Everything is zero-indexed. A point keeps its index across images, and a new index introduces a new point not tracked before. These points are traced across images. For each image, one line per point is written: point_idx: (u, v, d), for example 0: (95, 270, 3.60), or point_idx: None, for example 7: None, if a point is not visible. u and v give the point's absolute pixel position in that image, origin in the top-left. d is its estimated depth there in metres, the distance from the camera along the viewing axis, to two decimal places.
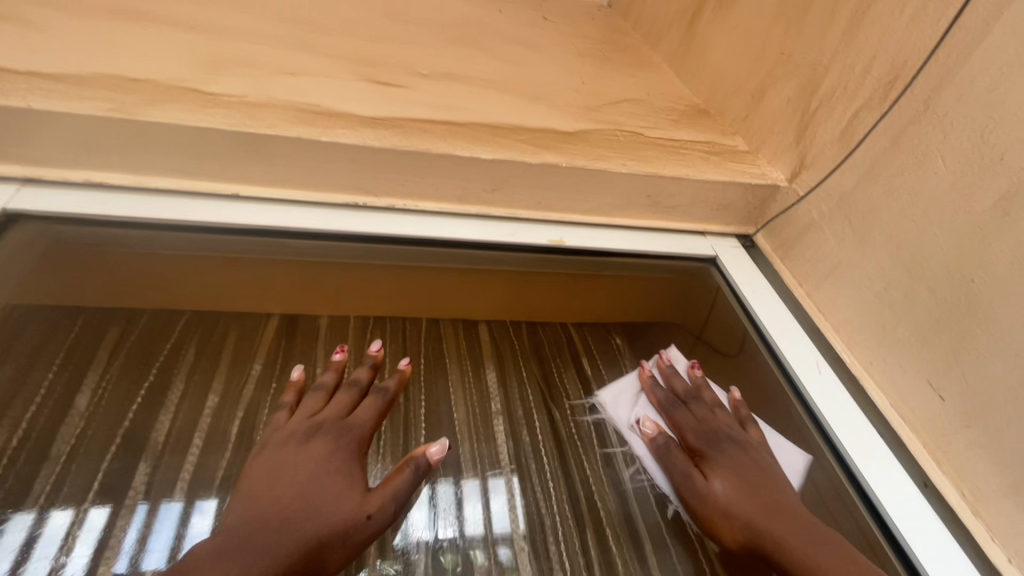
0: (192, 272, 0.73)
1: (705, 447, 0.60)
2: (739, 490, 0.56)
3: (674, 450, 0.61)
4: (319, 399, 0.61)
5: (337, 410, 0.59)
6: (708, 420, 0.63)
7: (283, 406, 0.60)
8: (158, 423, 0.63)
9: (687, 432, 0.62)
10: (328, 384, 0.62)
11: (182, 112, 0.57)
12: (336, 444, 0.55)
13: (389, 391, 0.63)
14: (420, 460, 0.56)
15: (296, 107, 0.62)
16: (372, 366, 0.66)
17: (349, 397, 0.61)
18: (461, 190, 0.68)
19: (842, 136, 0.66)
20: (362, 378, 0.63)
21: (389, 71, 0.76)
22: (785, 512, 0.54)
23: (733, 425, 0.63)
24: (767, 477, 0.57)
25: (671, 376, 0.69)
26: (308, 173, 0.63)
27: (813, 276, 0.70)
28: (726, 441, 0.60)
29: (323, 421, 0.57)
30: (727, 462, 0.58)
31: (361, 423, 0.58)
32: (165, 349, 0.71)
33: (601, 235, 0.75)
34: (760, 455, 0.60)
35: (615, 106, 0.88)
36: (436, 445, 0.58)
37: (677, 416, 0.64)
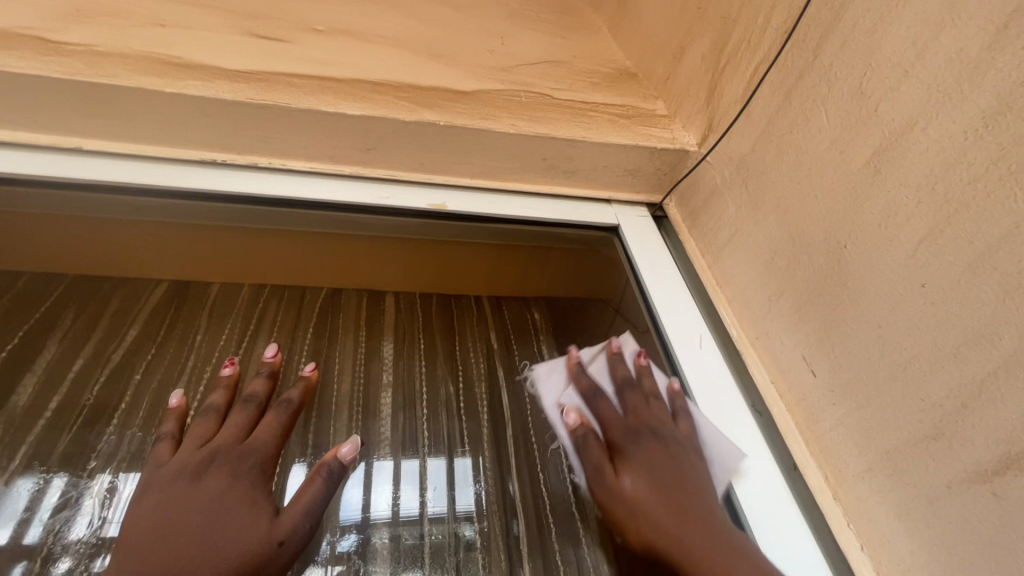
0: (71, 234, 0.69)
1: (621, 438, 0.51)
2: (650, 488, 0.47)
3: (591, 444, 0.51)
4: (212, 423, 0.52)
5: (230, 436, 0.51)
6: (637, 409, 0.53)
7: (164, 436, 0.51)
8: (20, 389, 0.61)
9: (610, 422, 0.52)
10: (219, 406, 0.54)
11: (14, 60, 0.54)
12: (236, 474, 0.47)
13: (293, 402, 0.55)
14: (331, 466, 0.50)
15: (148, 58, 0.59)
16: (270, 374, 0.58)
17: (246, 416, 0.53)
18: (335, 149, 0.65)
19: (744, 94, 0.61)
20: (259, 393, 0.55)
21: (276, 25, 0.73)
22: (700, 515, 0.45)
23: (665, 416, 0.53)
24: (685, 473, 0.48)
25: (617, 360, 0.58)
26: (163, 129, 0.60)
27: (714, 245, 0.66)
28: (649, 431, 0.51)
29: (216, 451, 0.49)
30: (642, 456, 0.49)
31: (263, 446, 0.50)
32: (41, 311, 0.68)
33: (495, 201, 0.72)
34: (683, 450, 0.50)
35: (531, 66, 0.83)
36: (348, 445, 0.53)
37: (598, 406, 0.54)
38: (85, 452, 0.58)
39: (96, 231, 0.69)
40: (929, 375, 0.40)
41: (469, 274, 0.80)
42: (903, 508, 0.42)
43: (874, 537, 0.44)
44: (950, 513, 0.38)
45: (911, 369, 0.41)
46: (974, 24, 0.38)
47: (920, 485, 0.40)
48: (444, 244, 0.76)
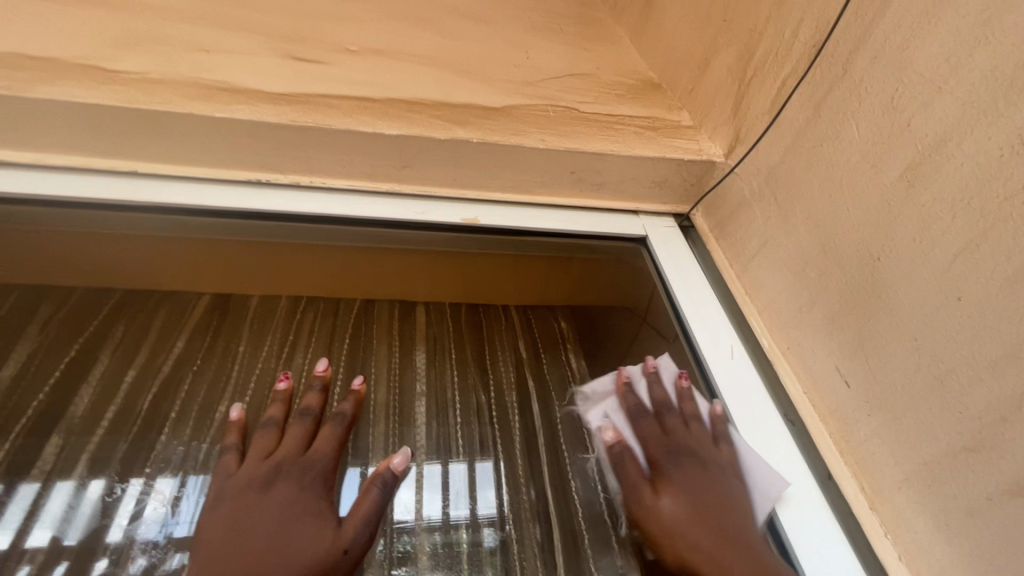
0: (118, 249, 0.71)
1: (662, 459, 0.53)
2: (687, 512, 0.49)
3: (629, 460, 0.54)
4: (273, 435, 0.55)
5: (292, 448, 0.53)
6: (676, 431, 0.55)
7: (228, 448, 0.54)
8: (77, 398, 0.65)
9: (650, 441, 0.54)
10: (278, 418, 0.56)
11: (76, 88, 0.57)
12: (301, 486, 0.50)
13: (347, 416, 0.57)
14: (385, 476, 0.53)
15: (197, 84, 0.62)
16: (322, 388, 0.59)
17: (304, 429, 0.55)
18: (371, 166, 0.67)
19: (772, 106, 0.62)
20: (314, 406, 0.57)
21: (312, 47, 0.76)
22: (738, 537, 0.47)
23: (707, 439, 0.54)
24: (721, 497, 0.50)
25: (655, 381, 0.59)
26: (209, 150, 0.63)
27: (742, 255, 0.67)
28: (689, 454, 0.53)
29: (281, 463, 0.51)
30: (681, 477, 0.51)
31: (324, 458, 0.53)
32: (96, 321, 0.72)
33: (525, 214, 0.73)
34: (722, 473, 0.51)
35: (556, 80, 0.84)
36: (398, 456, 0.54)
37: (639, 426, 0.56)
38: (128, 458, 0.61)
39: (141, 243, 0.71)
40: (968, 388, 0.40)
41: (498, 285, 0.82)
42: (942, 518, 0.42)
43: (912, 546, 0.45)
44: (989, 524, 0.39)
45: (947, 381, 0.42)
46: (1007, 42, 0.39)
47: (958, 496, 0.41)
48: (474, 258, 0.78)
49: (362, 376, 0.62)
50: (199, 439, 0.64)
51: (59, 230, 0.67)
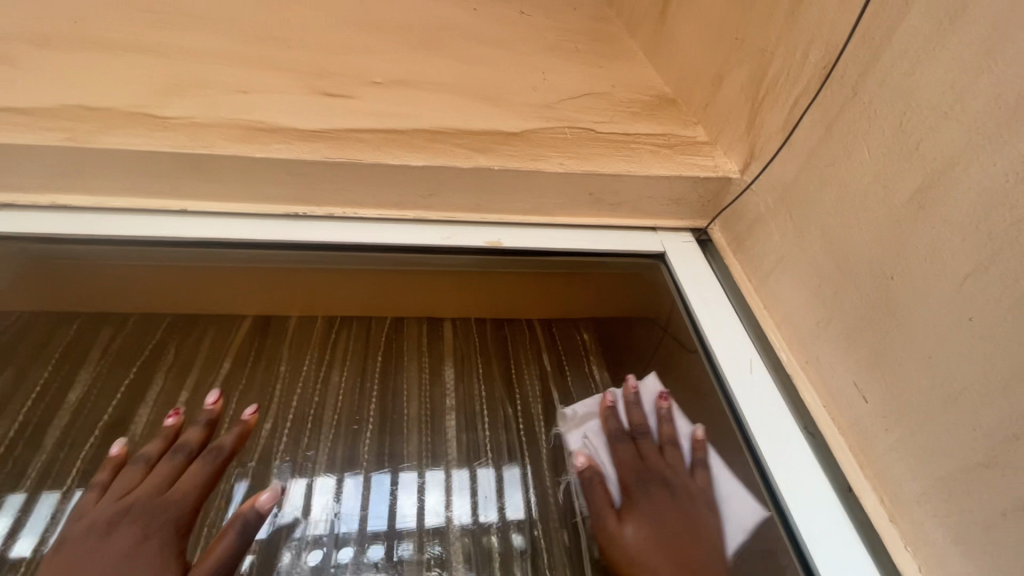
0: (162, 276, 0.74)
1: (634, 487, 0.58)
2: (648, 540, 0.54)
3: (597, 486, 0.59)
4: (140, 472, 0.59)
5: (152, 487, 0.58)
6: (652, 461, 0.60)
7: (96, 485, 0.59)
8: (137, 416, 0.71)
9: (625, 469, 0.60)
10: (151, 456, 0.61)
11: (130, 137, 0.62)
12: (147, 530, 0.54)
13: (224, 451, 0.62)
14: (248, 515, 0.56)
15: (239, 126, 0.66)
16: (207, 423, 0.65)
17: (172, 467, 0.60)
18: (399, 196, 0.70)
19: (784, 125, 0.64)
20: (191, 442, 0.62)
21: (340, 82, 0.80)
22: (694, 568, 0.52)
23: (677, 468, 0.60)
24: (688, 525, 0.55)
25: (633, 408, 0.65)
26: (248, 187, 0.66)
27: (759, 271, 0.68)
28: (658, 481, 0.59)
29: (131, 504, 0.56)
30: (648, 508, 0.57)
31: (179, 500, 0.57)
32: (150, 345, 0.78)
33: (547, 235, 0.74)
34: (687, 501, 0.57)
35: (572, 101, 0.87)
36: (266, 494, 0.58)
37: (617, 451, 0.62)
38: None
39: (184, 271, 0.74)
40: (980, 407, 0.42)
41: (523, 302, 0.87)
42: (959, 531, 0.43)
43: (934, 560, 0.46)
44: (1005, 539, 0.40)
45: (962, 399, 0.43)
46: (1007, 73, 0.40)
47: (976, 511, 0.42)
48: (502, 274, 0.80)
49: (254, 407, 0.68)
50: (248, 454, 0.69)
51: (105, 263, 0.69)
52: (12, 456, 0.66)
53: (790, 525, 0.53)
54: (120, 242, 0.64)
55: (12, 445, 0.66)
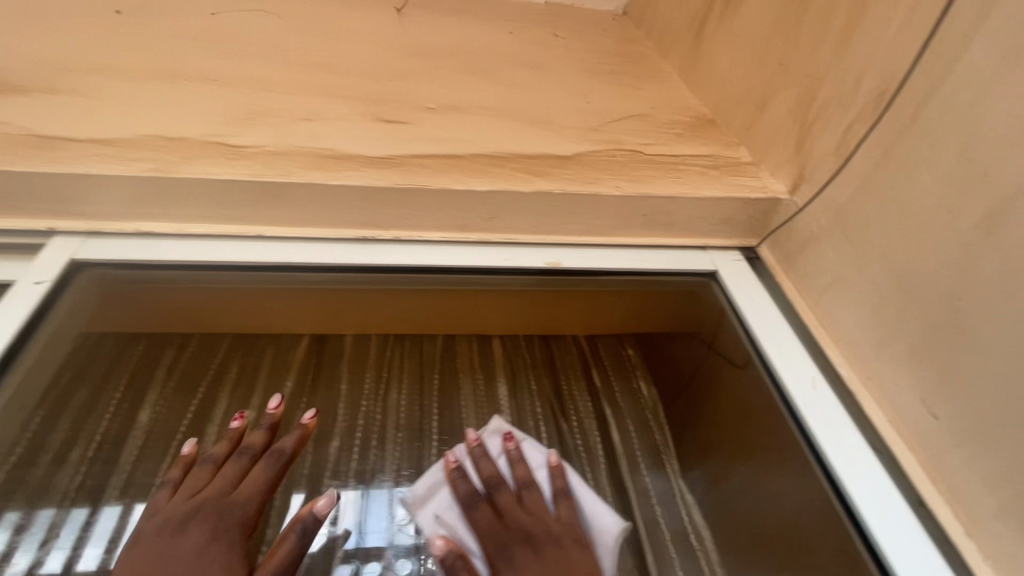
0: (220, 303, 0.74)
1: (495, 556, 0.55)
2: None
3: (460, 568, 0.53)
4: (206, 473, 0.60)
5: (219, 487, 0.58)
6: (510, 516, 0.58)
7: (168, 483, 0.60)
8: (206, 432, 0.74)
9: (484, 533, 0.57)
10: (218, 456, 0.62)
11: (212, 166, 0.64)
12: (216, 529, 0.54)
13: (285, 454, 0.62)
14: (306, 519, 0.56)
15: (311, 154, 0.69)
16: (270, 427, 0.65)
17: (237, 467, 0.61)
18: (462, 219, 0.72)
19: (838, 149, 0.66)
20: (255, 444, 0.63)
21: (397, 108, 0.83)
22: None
23: (534, 521, 0.58)
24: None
25: (480, 460, 0.63)
26: (319, 212, 0.68)
27: (813, 289, 0.70)
28: (518, 540, 0.56)
29: (202, 502, 0.56)
30: (516, 572, 0.53)
31: (244, 502, 0.57)
32: (214, 366, 0.81)
33: (603, 254, 0.76)
34: (556, 553, 0.55)
35: (616, 123, 0.90)
36: (323, 499, 0.58)
37: (474, 519, 0.59)
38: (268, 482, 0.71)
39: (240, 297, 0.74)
40: None
41: (572, 317, 0.89)
42: None
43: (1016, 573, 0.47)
44: None
45: None
46: None
47: None
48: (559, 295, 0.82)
49: (315, 411, 0.68)
50: (318, 470, 0.73)
51: (178, 289, 0.70)
52: (95, 470, 0.68)
53: (869, 540, 0.54)
54: (202, 268, 0.66)
55: (91, 462, 0.68)
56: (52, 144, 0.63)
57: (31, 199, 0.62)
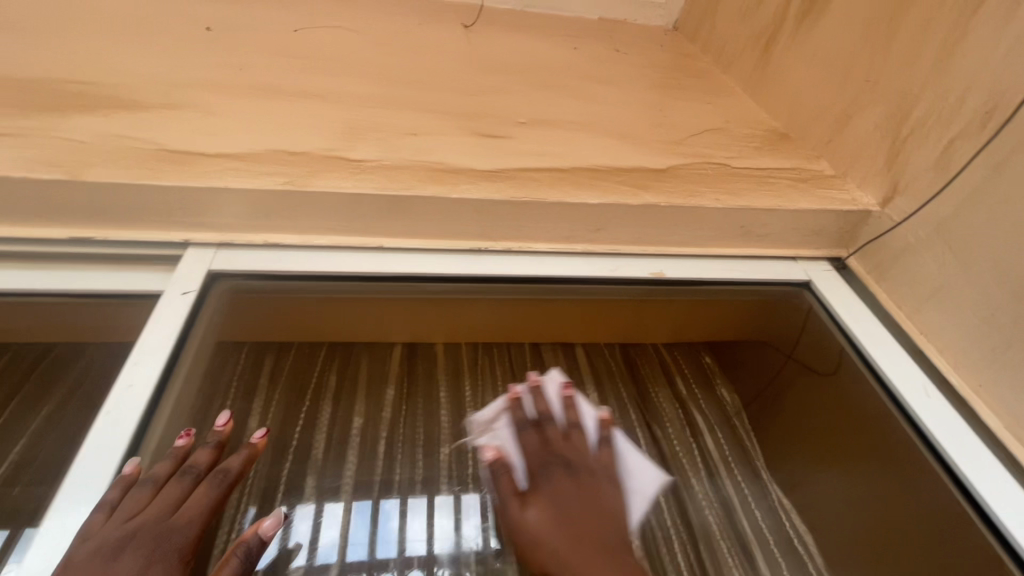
0: (329, 309, 0.77)
1: (537, 473, 0.60)
2: (553, 521, 0.57)
3: (504, 475, 0.60)
4: (146, 493, 0.50)
5: (158, 510, 0.50)
6: (554, 444, 0.63)
7: (102, 503, 0.48)
8: (315, 440, 0.76)
9: (528, 454, 0.62)
10: (157, 476, 0.52)
11: (339, 180, 0.66)
12: (152, 559, 0.47)
13: (231, 474, 0.56)
14: (251, 542, 0.55)
15: (426, 168, 0.71)
16: (216, 445, 0.58)
17: (179, 490, 0.52)
18: (571, 231, 0.74)
19: (937, 164, 0.69)
20: (200, 464, 0.55)
21: (491, 122, 0.85)
22: (602, 550, 0.55)
23: (576, 452, 0.63)
24: (593, 504, 0.59)
25: (541, 394, 0.67)
26: (438, 225, 0.71)
27: (912, 298, 0.72)
28: (561, 466, 0.61)
29: (139, 529, 0.47)
30: (551, 491, 0.59)
31: (185, 528, 0.50)
32: (314, 375, 0.83)
33: (701, 265, 0.79)
34: (589, 482, 0.61)
35: (698, 137, 0.93)
36: (270, 519, 0.57)
37: (522, 441, 0.63)
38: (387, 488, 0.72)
39: (349, 305, 0.77)
40: None
41: (654, 327, 0.92)
42: None
43: None
44: None
45: None
46: None
47: None
48: (653, 303, 0.84)
49: (263, 432, 0.64)
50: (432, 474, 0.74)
51: (299, 296, 0.72)
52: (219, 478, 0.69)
53: (1007, 540, 0.56)
54: (329, 278, 0.69)
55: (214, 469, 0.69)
56: (187, 158, 0.65)
57: (170, 212, 0.64)
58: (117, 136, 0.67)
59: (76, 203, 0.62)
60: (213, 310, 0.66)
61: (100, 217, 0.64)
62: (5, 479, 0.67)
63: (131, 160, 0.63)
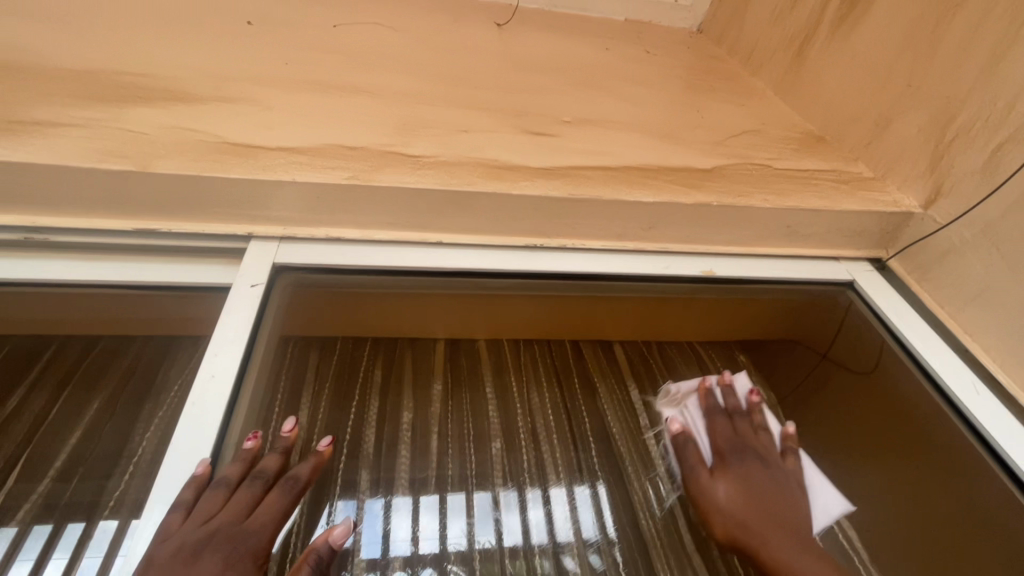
0: (383, 304, 0.78)
1: (728, 453, 0.65)
2: (739, 496, 0.62)
3: (690, 446, 0.67)
4: (220, 496, 0.50)
5: (235, 513, 0.50)
6: (746, 436, 0.67)
7: (178, 503, 0.49)
8: (366, 434, 0.75)
9: (719, 437, 0.67)
10: (232, 479, 0.51)
11: (402, 175, 0.67)
12: (230, 558, 0.46)
13: (300, 483, 0.56)
14: (321, 550, 0.54)
15: (484, 164, 0.71)
16: (283, 451, 0.57)
17: (252, 494, 0.52)
18: (623, 229, 0.75)
19: (985, 168, 0.70)
20: (269, 470, 0.55)
21: (539, 120, 0.86)
22: (784, 525, 0.59)
23: (768, 445, 0.67)
24: (778, 488, 0.62)
25: (729, 393, 0.72)
26: (496, 221, 0.72)
27: (957, 298, 0.74)
28: (752, 454, 0.65)
29: (217, 531, 0.47)
30: (741, 470, 0.64)
31: (258, 532, 0.50)
32: (360, 372, 0.82)
33: (748, 264, 0.81)
34: (778, 472, 0.64)
35: (738, 138, 0.94)
36: (340, 528, 0.56)
37: (714, 424, 0.68)
38: (441, 483, 0.72)
39: (403, 301, 0.78)
40: None
41: (690, 325, 0.92)
42: None
43: None
44: None
45: None
46: None
47: None
48: (699, 301, 0.86)
49: (330, 440, 0.63)
50: (484, 469, 0.75)
51: (361, 290, 0.74)
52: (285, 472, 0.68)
53: None
54: (393, 275, 0.71)
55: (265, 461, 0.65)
56: (249, 151, 0.65)
57: (235, 204, 0.65)
58: (177, 127, 0.67)
59: (142, 195, 0.62)
60: (279, 303, 0.68)
61: (165, 210, 0.64)
62: (60, 474, 0.65)
63: (195, 152, 0.63)
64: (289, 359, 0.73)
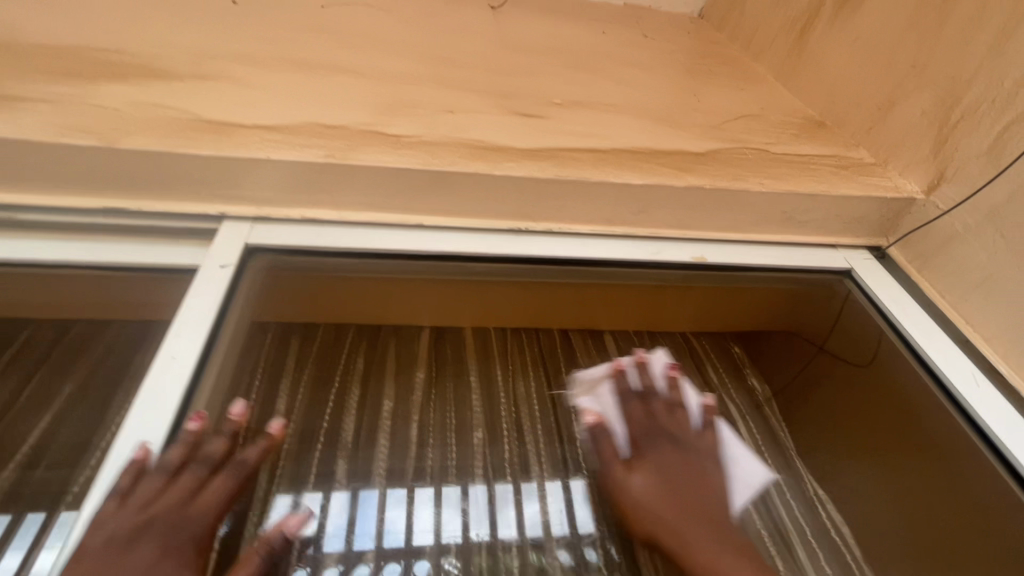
0: (363, 289, 0.76)
1: (642, 441, 0.62)
2: (657, 488, 0.59)
3: (606, 438, 0.63)
4: (159, 481, 0.48)
5: (175, 499, 0.48)
6: (658, 417, 0.64)
7: (116, 489, 0.47)
8: (344, 424, 0.73)
9: (633, 423, 0.64)
10: (173, 464, 0.49)
11: (380, 154, 0.65)
12: (168, 545, 0.45)
13: (248, 464, 0.53)
14: (274, 541, 0.55)
15: (467, 144, 0.69)
16: (232, 434, 0.54)
17: (196, 478, 0.50)
18: (612, 213, 0.73)
19: (990, 151, 0.67)
20: (216, 452, 0.52)
21: (528, 102, 0.84)
22: (701, 514, 0.57)
23: (684, 426, 0.64)
24: (696, 473, 0.60)
25: (642, 372, 0.68)
26: (479, 203, 0.69)
27: (960, 286, 0.71)
28: (664, 437, 0.63)
29: (155, 517, 0.46)
30: (657, 456, 0.61)
31: (199, 519, 0.48)
32: (342, 359, 0.80)
33: (742, 250, 0.78)
34: (693, 453, 0.62)
35: (735, 122, 0.91)
36: (296, 516, 0.57)
37: (625, 411, 0.65)
38: (421, 474, 0.70)
39: (384, 285, 0.76)
40: None
41: (682, 315, 0.89)
42: None
43: None
44: None
45: None
46: None
47: None
48: (690, 289, 0.83)
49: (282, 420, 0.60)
50: (467, 458, 0.73)
51: (339, 273, 0.72)
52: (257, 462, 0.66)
53: None
54: (371, 258, 0.69)
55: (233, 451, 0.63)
56: (223, 128, 0.63)
57: (208, 183, 0.63)
58: (150, 103, 0.65)
59: (110, 171, 0.60)
60: (248, 285, 0.66)
61: (135, 188, 0.62)
62: (28, 461, 0.64)
63: (167, 128, 0.61)
64: (258, 344, 0.71)
